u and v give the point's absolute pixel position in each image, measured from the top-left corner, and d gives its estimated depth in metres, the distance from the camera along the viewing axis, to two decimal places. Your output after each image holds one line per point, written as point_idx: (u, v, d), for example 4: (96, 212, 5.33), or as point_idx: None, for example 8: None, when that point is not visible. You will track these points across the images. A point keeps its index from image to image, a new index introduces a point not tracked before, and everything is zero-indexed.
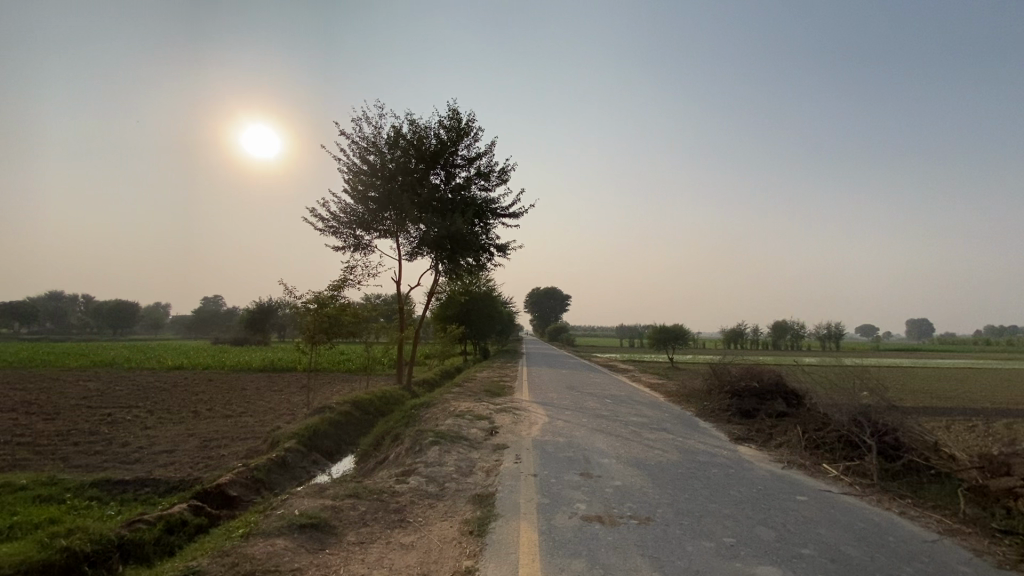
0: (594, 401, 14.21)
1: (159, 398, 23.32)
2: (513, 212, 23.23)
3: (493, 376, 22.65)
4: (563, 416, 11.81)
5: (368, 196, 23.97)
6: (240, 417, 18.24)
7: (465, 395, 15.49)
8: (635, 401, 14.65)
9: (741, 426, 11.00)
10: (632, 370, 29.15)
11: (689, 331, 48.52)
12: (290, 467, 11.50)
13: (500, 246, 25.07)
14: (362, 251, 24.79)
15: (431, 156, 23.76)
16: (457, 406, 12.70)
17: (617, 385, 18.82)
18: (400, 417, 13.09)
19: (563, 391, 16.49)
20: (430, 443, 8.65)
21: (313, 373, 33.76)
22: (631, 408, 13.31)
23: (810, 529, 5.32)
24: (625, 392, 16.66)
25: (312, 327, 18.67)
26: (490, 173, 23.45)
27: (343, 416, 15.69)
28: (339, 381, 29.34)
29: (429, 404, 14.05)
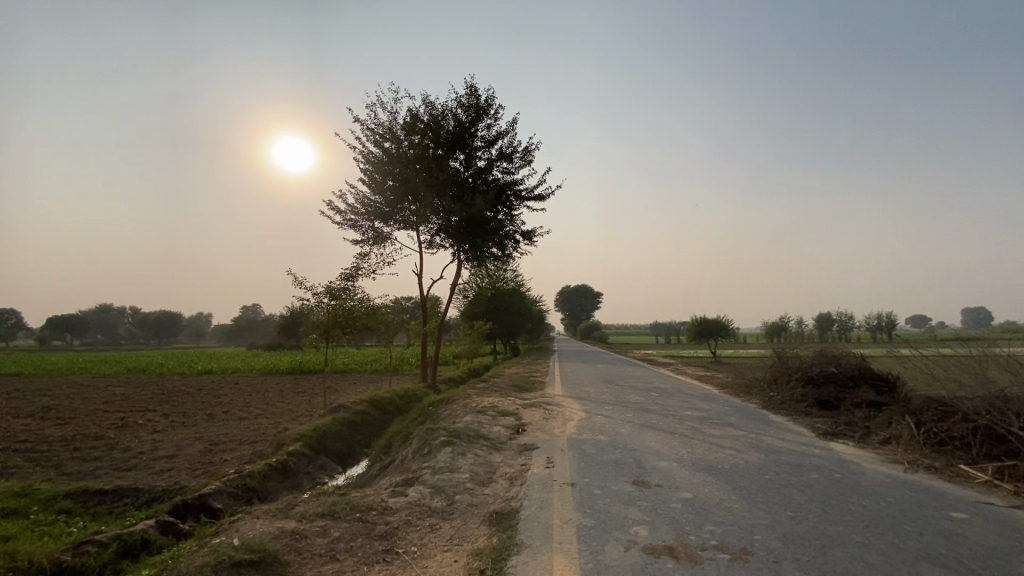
0: (638, 395, 12.32)
1: (179, 401, 22.63)
2: (539, 195, 21.58)
3: (524, 372, 20.96)
4: (604, 411, 10.01)
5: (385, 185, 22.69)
6: (255, 419, 17.15)
7: (491, 390, 13.87)
8: (686, 394, 12.69)
9: (825, 420, 8.98)
10: (674, 364, 26.97)
11: (731, 323, 45.72)
12: (291, 473, 10.11)
13: (525, 233, 23.37)
14: (382, 244, 23.49)
15: (450, 139, 22.30)
16: (479, 402, 11.08)
17: (661, 378, 16.82)
18: (416, 415, 11.56)
19: (601, 386, 14.65)
20: (441, 444, 7.02)
21: (339, 375, 32.80)
22: (682, 402, 11.37)
23: (1006, 568, 3.46)
24: (672, 385, 14.68)
25: (326, 321, 17.46)
26: (513, 153, 21.86)
27: (358, 416, 14.32)
28: (364, 381, 28.27)
29: (449, 400, 12.49)
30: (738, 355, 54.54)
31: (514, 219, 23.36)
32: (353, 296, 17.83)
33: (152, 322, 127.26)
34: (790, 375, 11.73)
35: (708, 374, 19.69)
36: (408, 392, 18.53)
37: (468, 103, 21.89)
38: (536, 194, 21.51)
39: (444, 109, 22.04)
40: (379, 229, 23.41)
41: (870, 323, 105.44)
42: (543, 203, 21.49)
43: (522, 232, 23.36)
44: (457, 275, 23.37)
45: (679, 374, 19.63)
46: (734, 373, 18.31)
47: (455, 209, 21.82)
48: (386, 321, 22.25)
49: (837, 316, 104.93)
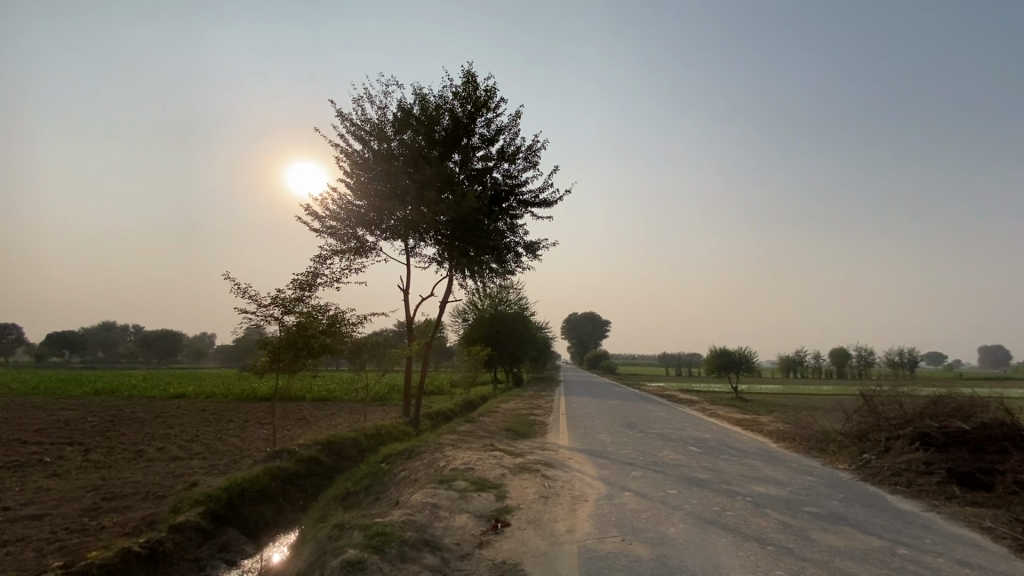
0: (673, 452, 8.95)
1: (118, 431, 19.34)
2: (546, 199, 18.67)
3: (523, 408, 17.60)
4: (632, 483, 6.67)
5: (370, 188, 19.85)
6: (185, 462, 13.82)
7: (476, 436, 10.58)
8: (737, 451, 9.27)
9: (993, 514, 5.60)
10: (697, 402, 23.44)
11: (754, 354, 42.02)
12: (163, 563, 6.79)
13: (528, 245, 20.39)
14: (366, 256, 20.50)
15: (445, 136, 19.43)
16: (451, 459, 7.77)
17: (692, 423, 13.38)
18: (364, 473, 8.24)
19: (619, 433, 11.27)
20: (343, 570, 3.75)
21: (319, 404, 29.38)
22: (739, 465, 7.98)
23: None
24: (711, 435, 11.26)
25: (286, 349, 14.14)
26: (516, 152, 19.06)
27: (301, 465, 10.97)
28: (343, 412, 24.88)
29: (415, 448, 9.18)
30: (759, 390, 50.42)
31: (515, 229, 20.38)
32: (318, 312, 14.65)
33: (151, 340, 124.84)
34: (890, 429, 8.33)
35: (745, 416, 16.22)
36: (380, 432, 15.23)
37: (466, 95, 19.11)
38: (542, 200, 18.60)
39: (438, 102, 19.23)
40: (362, 238, 20.45)
41: (892, 359, 100.55)
42: (550, 209, 18.59)
43: (525, 244, 20.39)
44: (450, 292, 20.29)
45: (709, 416, 16.19)
46: (780, 419, 14.87)
47: (449, 216, 18.82)
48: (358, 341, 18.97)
49: (857, 352, 100.25)
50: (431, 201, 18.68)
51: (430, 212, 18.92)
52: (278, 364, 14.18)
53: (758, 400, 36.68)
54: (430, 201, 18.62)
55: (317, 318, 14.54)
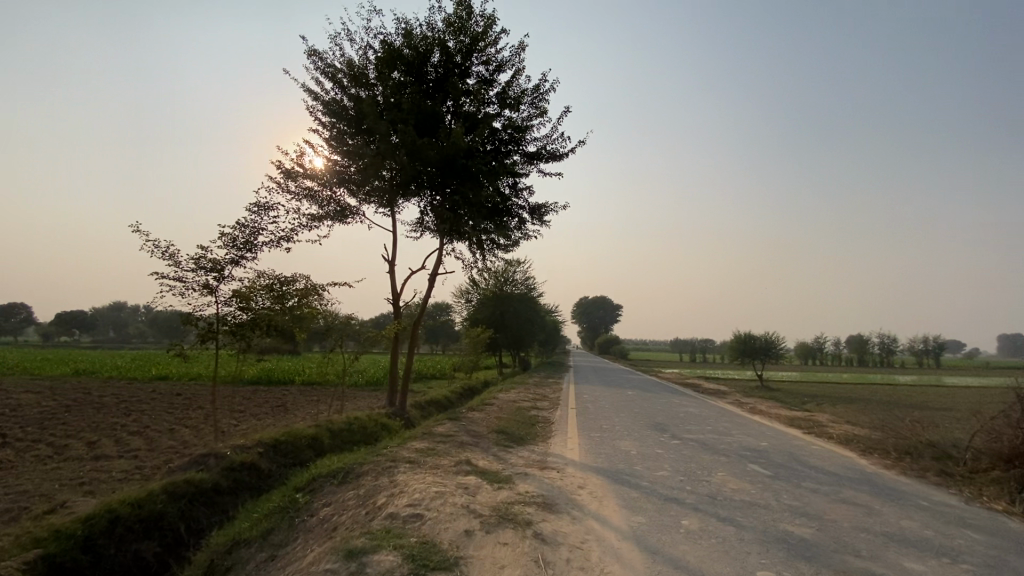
0: (732, 479, 6.11)
1: (62, 420, 16.85)
2: (556, 152, 15.69)
3: (525, 399, 14.90)
4: (692, 553, 3.88)
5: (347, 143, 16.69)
6: (104, 464, 11.20)
7: (453, 444, 7.82)
8: (824, 475, 6.43)
9: None
10: (725, 393, 20.62)
11: (781, 341, 38.91)
12: None
13: (534, 209, 17.43)
14: (347, 221, 17.78)
15: (435, 76, 16.35)
16: (395, 493, 5.00)
17: (736, 425, 10.54)
18: (272, 507, 5.49)
19: (646, 441, 8.45)
20: None
21: (307, 390, 27.02)
22: (844, 510, 5.14)
23: None
24: (771, 445, 8.40)
25: (225, 326, 11.36)
26: (520, 95, 16.01)
27: (220, 477, 8.28)
28: (327, 399, 22.39)
29: (360, 462, 6.44)
30: (782, 380, 47.45)
31: (519, 191, 17.48)
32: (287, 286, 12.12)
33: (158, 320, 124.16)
34: None
35: (794, 413, 13.38)
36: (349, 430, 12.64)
37: (460, 25, 16.00)
38: (550, 153, 15.60)
39: (427, 35, 16.11)
40: (343, 201, 17.71)
41: (915, 347, 96.71)
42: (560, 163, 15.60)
43: (529, 208, 17.46)
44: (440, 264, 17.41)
45: (750, 413, 13.34)
46: (842, 421, 12.02)
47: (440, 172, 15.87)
48: (327, 314, 16.47)
49: (879, 339, 96.31)
50: (419, 154, 15.67)
51: (418, 168, 15.97)
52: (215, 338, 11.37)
53: (786, 390, 33.71)
54: (417, 153, 15.64)
55: (283, 292, 11.95)
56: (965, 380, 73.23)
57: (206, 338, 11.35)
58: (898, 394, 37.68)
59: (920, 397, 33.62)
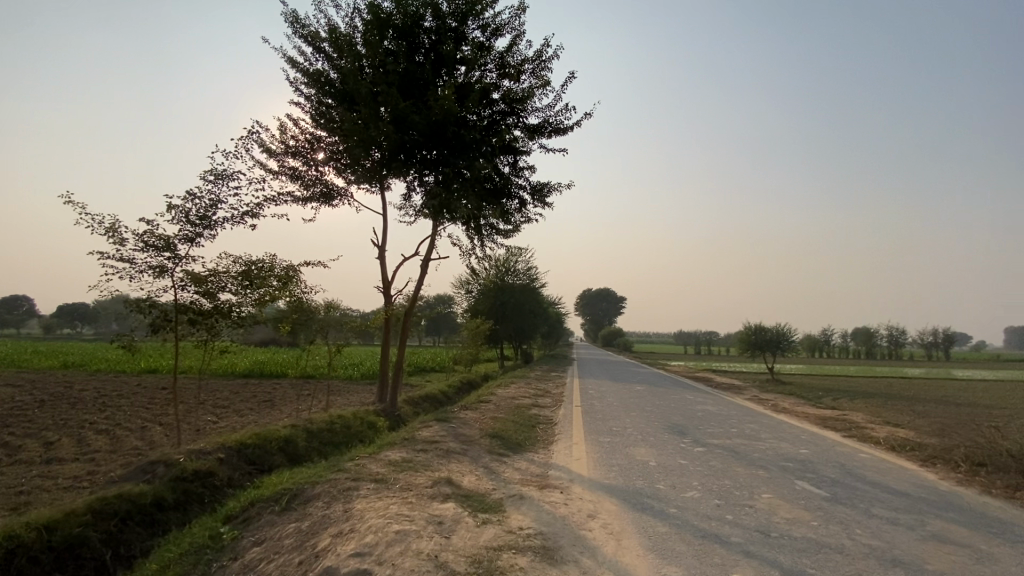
0: (783, 504, 4.83)
1: (28, 417, 15.64)
2: (561, 126, 14.33)
3: (525, 396, 13.65)
4: None
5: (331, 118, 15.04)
6: (52, 468, 9.97)
7: (437, 454, 6.56)
8: (894, 497, 5.15)
9: None
10: (740, 388, 19.33)
11: (793, 333, 37.53)
12: None
13: (536, 189, 16.11)
14: (336, 202, 16.52)
15: (428, 42, 14.83)
16: (343, 533, 3.73)
17: (764, 427, 9.27)
18: (192, 543, 4.24)
19: (665, 449, 7.18)
20: None
21: (300, 384, 25.86)
22: (942, 554, 3.88)
23: None
24: (812, 454, 7.13)
25: (183, 314, 9.58)
26: (521, 63, 14.62)
27: (163, 491, 7.03)
28: (316, 395, 21.15)
29: (315, 479, 5.18)
30: (792, 373, 46.14)
31: (520, 170, 16.13)
32: (269, 269, 10.91)
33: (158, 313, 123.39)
34: None
35: (823, 411, 12.09)
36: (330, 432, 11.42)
37: None
38: (554, 126, 14.24)
39: None
40: (331, 182, 16.40)
41: (925, 340, 95.11)
42: (565, 137, 14.28)
43: (531, 188, 16.13)
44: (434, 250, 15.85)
45: (773, 411, 12.05)
46: (880, 422, 10.71)
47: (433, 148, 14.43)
48: (312, 303, 15.26)
49: (887, 332, 94.79)
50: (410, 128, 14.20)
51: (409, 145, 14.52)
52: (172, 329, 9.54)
53: (800, 384, 32.39)
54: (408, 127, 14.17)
55: (260, 276, 10.65)
56: (978, 372, 71.73)
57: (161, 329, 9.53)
58: (916, 388, 36.34)
59: (940, 391, 32.21)
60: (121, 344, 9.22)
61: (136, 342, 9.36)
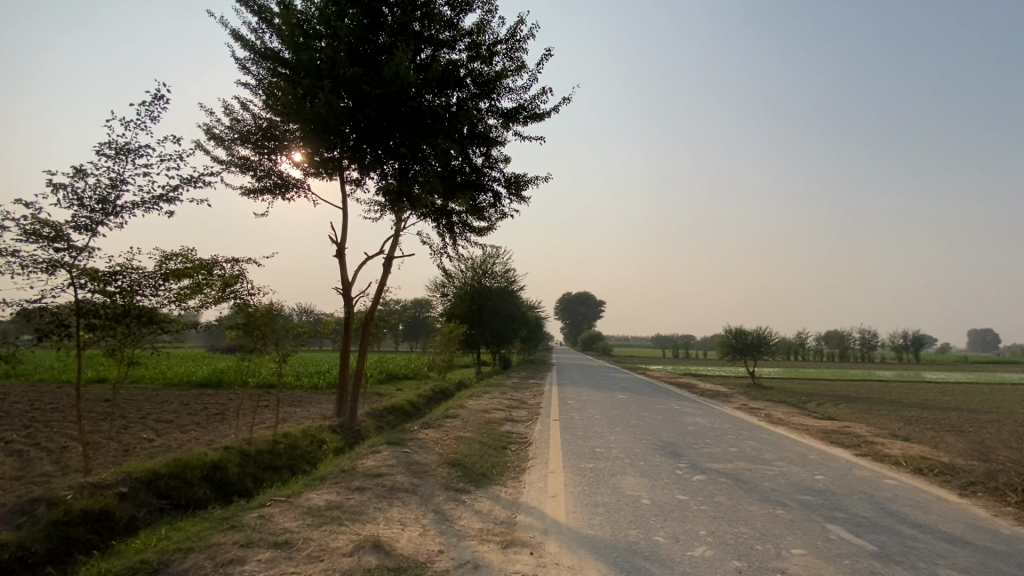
0: (824, 566, 3.64)
1: None
2: (536, 112, 13.17)
3: (498, 407, 12.35)
4: None
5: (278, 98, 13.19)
6: None
7: (378, 494, 5.21)
8: (955, 549, 4.03)
9: None
10: (726, 395, 18.38)
11: (774, 336, 37.10)
12: None
13: (510, 181, 14.97)
14: (292, 195, 15.40)
15: (390, 17, 13.26)
16: None
17: (766, 444, 8.16)
18: None
19: (659, 479, 5.96)
20: None
21: (260, 394, 24.04)
22: None
23: None
24: (831, 483, 6.02)
25: (87, 318, 7.93)
26: (494, 44, 13.39)
27: (27, 544, 5.51)
28: (274, 407, 19.44)
29: (193, 543, 3.78)
30: (772, 376, 45.87)
31: (493, 161, 14.93)
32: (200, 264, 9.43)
33: None
34: None
35: (822, 423, 11.10)
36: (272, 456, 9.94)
37: None
38: (530, 112, 13.09)
39: None
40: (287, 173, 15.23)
41: (896, 343, 97.13)
42: (541, 124, 13.13)
43: (505, 180, 14.96)
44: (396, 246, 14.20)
45: (768, 423, 11.03)
46: (887, 436, 9.74)
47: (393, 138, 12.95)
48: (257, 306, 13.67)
49: (859, 334, 96.87)
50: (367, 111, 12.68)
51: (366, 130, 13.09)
52: (76, 337, 7.95)
53: (783, 389, 31.83)
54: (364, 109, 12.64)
55: (185, 270, 9.09)
56: (949, 373, 73.17)
57: (61, 336, 7.88)
58: (895, 391, 36.27)
59: (921, 395, 32.05)
60: (2, 355, 7.62)
61: (22, 351, 7.77)
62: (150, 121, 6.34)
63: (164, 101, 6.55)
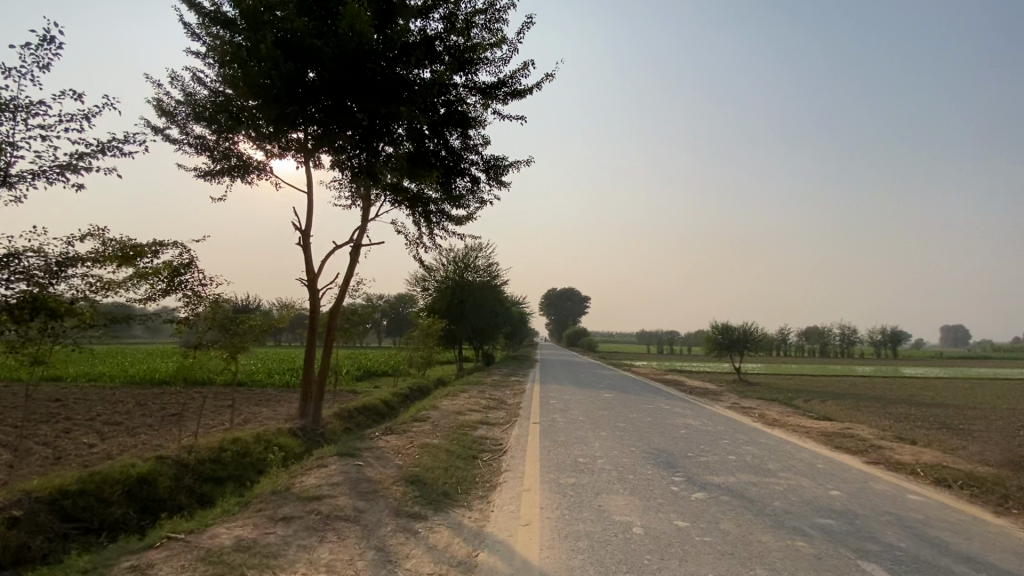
0: None
1: None
2: (517, 90, 12.18)
3: (474, 408, 11.38)
4: None
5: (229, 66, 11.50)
6: None
7: (309, 526, 4.20)
8: None
9: None
10: (715, 393, 17.67)
11: (760, 332, 36.70)
12: None
13: (489, 164, 13.95)
14: (254, 178, 14.31)
15: None
16: None
17: (767, 451, 7.34)
18: None
19: (651, 499, 5.07)
20: None
21: (226, 392, 22.69)
22: None
23: None
24: (849, 501, 5.18)
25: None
26: (472, 13, 12.24)
27: None
28: (237, 408, 18.17)
29: None
30: (757, 373, 45.66)
31: (471, 144, 13.91)
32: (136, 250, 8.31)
33: None
34: None
35: (821, 423, 10.36)
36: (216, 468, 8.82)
37: None
38: (511, 88, 12.13)
39: None
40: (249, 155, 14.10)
41: (876, 339, 98.47)
42: (522, 102, 12.12)
43: (484, 164, 13.94)
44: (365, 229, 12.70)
45: (764, 424, 10.25)
46: (892, 440, 9.00)
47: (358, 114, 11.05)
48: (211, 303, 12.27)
49: (840, 329, 98.05)
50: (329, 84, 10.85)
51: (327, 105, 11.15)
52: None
53: (769, 385, 31.43)
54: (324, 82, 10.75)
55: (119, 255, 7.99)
56: (928, 369, 74.12)
57: None
58: (878, 386, 36.26)
59: (905, 391, 31.91)
60: None
61: None
62: (37, 70, 5.05)
63: (56, 45, 5.26)
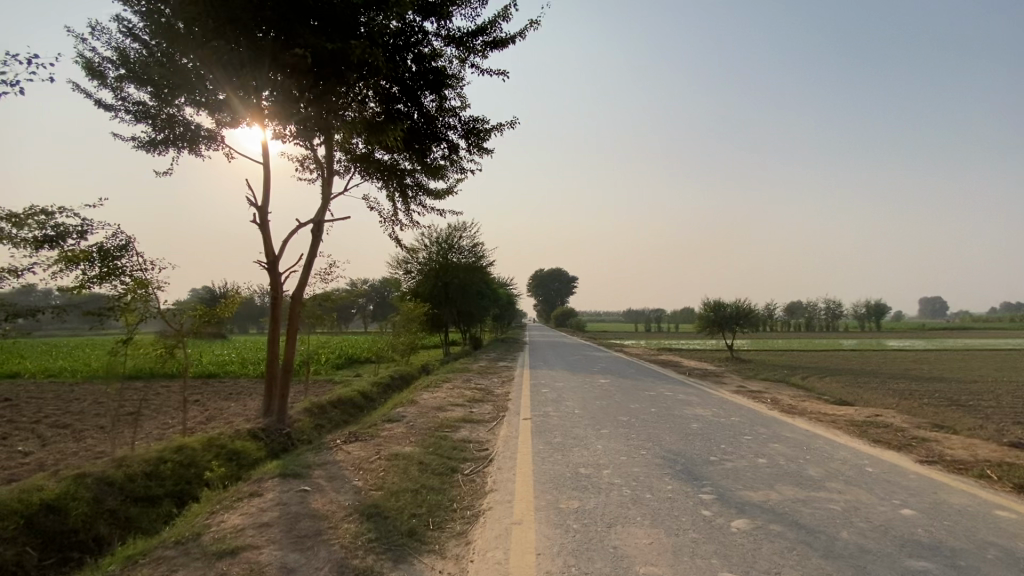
0: None
1: None
2: (498, 39, 10.73)
3: (457, 402, 10.14)
4: None
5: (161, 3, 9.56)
6: None
7: None
8: None
9: None
10: (716, 374, 16.69)
11: (753, 309, 35.95)
12: None
13: (469, 129, 12.54)
14: (205, 148, 12.68)
15: None
16: None
17: (801, 452, 6.24)
18: None
19: (680, 532, 3.88)
20: None
21: (195, 385, 21.21)
22: None
23: None
24: (929, 526, 4.07)
25: None
26: None
27: None
28: (202, 405, 16.74)
29: None
30: (748, 349, 45.17)
31: (448, 106, 12.44)
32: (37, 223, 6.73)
33: None
34: None
35: (843, 410, 9.35)
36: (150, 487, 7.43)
37: None
38: (491, 38, 10.67)
39: None
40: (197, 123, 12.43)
41: (861, 312, 99.44)
42: (504, 53, 10.72)
43: (463, 128, 12.52)
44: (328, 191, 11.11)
45: (781, 411, 9.20)
46: (928, 430, 7.99)
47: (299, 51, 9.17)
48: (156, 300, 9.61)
49: (825, 303, 98.82)
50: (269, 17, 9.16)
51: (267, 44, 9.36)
52: None
53: (764, 363, 30.81)
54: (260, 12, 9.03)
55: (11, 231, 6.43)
56: (911, 341, 75.09)
57: None
58: (869, 360, 35.91)
59: (899, 365, 31.53)
60: None
61: None
62: None
63: None
